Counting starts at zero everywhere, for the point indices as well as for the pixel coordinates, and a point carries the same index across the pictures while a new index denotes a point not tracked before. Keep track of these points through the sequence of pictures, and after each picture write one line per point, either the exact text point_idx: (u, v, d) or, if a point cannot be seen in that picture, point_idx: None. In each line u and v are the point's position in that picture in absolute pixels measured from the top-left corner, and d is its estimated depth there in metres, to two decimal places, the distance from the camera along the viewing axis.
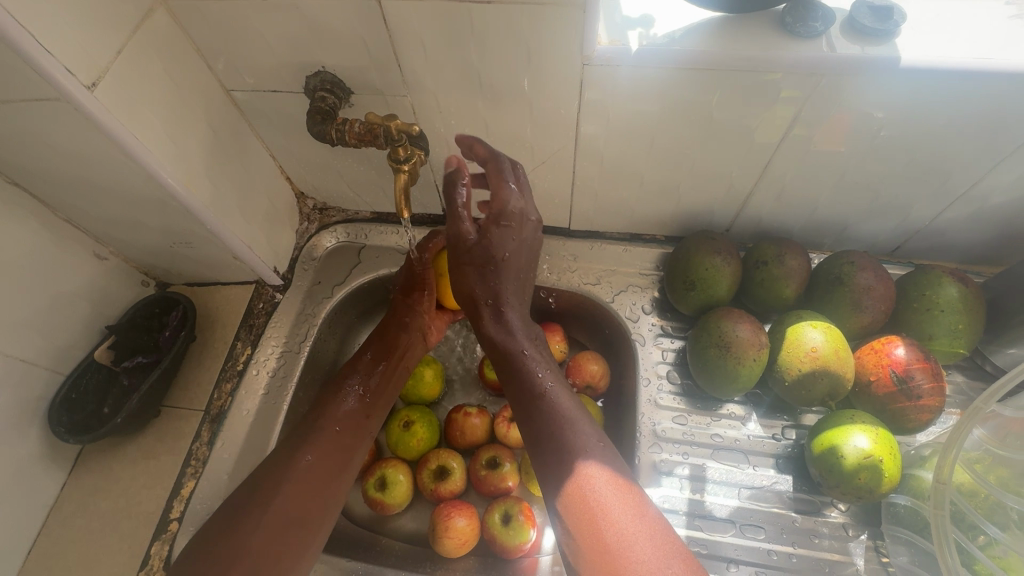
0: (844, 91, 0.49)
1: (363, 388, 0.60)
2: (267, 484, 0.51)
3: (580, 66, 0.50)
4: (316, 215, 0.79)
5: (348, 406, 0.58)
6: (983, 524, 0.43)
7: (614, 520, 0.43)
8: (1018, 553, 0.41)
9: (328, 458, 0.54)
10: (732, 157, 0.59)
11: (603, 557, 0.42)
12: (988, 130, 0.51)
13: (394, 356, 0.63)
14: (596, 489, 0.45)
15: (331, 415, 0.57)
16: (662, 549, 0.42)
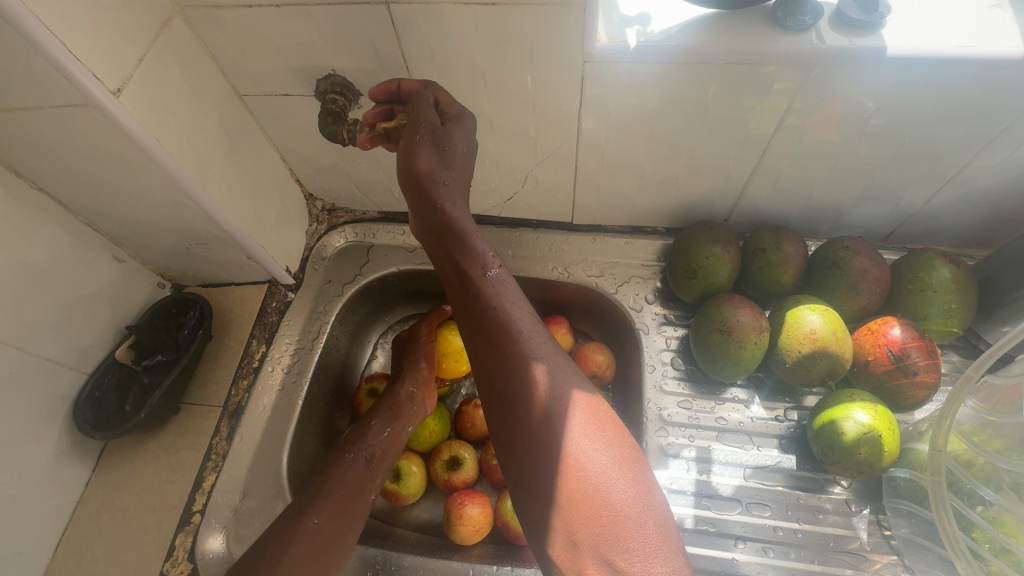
0: (835, 81, 0.52)
1: (367, 450, 0.62)
2: (275, 544, 0.51)
3: (581, 63, 0.53)
4: (324, 216, 0.81)
5: (352, 469, 0.60)
6: (980, 488, 0.45)
7: (584, 435, 0.44)
8: (1010, 511, 0.42)
9: (334, 520, 0.55)
10: (729, 148, 0.61)
11: (541, 430, 0.44)
12: (974, 115, 0.53)
13: (395, 418, 0.65)
14: (567, 402, 0.45)
15: (337, 476, 0.59)
16: (593, 421, 0.45)
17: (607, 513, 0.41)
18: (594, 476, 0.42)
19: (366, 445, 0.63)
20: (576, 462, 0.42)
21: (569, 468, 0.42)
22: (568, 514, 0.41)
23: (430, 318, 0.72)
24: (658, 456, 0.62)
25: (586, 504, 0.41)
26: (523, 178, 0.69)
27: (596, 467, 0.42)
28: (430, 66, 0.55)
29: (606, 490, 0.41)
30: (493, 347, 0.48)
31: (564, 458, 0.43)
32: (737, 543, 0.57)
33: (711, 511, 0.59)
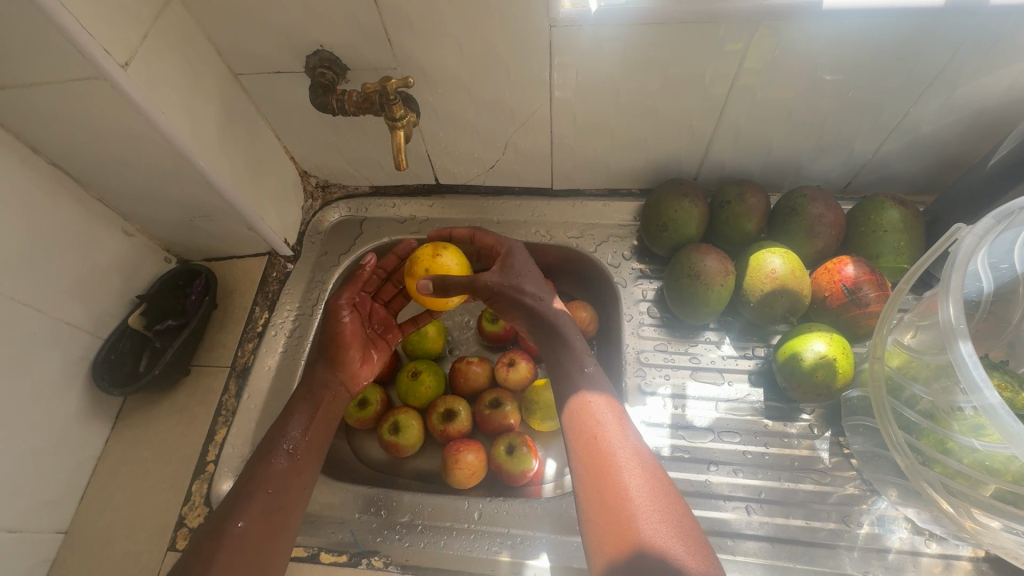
0: (781, 36, 0.56)
1: (291, 445, 0.59)
2: (200, 557, 0.50)
3: (548, 28, 0.57)
4: (318, 192, 0.85)
5: (280, 462, 0.57)
6: (910, 385, 0.49)
7: (627, 457, 0.50)
8: (932, 400, 0.47)
9: (263, 522, 0.53)
10: (691, 106, 0.66)
11: (594, 452, 0.51)
12: (909, 63, 0.58)
13: (318, 403, 0.63)
14: (612, 431, 0.52)
15: (264, 472, 0.56)
16: (631, 446, 0.51)
17: (648, 514, 0.46)
18: (636, 483, 0.48)
19: (290, 439, 0.59)
20: (625, 476, 0.49)
21: (614, 476, 0.49)
22: (612, 514, 0.47)
23: (344, 289, 0.68)
24: (636, 393, 0.67)
25: (628, 503, 0.47)
26: (503, 145, 0.74)
27: (640, 476, 0.49)
28: (411, 39, 0.60)
29: (645, 497, 0.47)
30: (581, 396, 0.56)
31: (609, 472, 0.49)
32: (710, 467, 0.62)
33: (686, 440, 0.64)
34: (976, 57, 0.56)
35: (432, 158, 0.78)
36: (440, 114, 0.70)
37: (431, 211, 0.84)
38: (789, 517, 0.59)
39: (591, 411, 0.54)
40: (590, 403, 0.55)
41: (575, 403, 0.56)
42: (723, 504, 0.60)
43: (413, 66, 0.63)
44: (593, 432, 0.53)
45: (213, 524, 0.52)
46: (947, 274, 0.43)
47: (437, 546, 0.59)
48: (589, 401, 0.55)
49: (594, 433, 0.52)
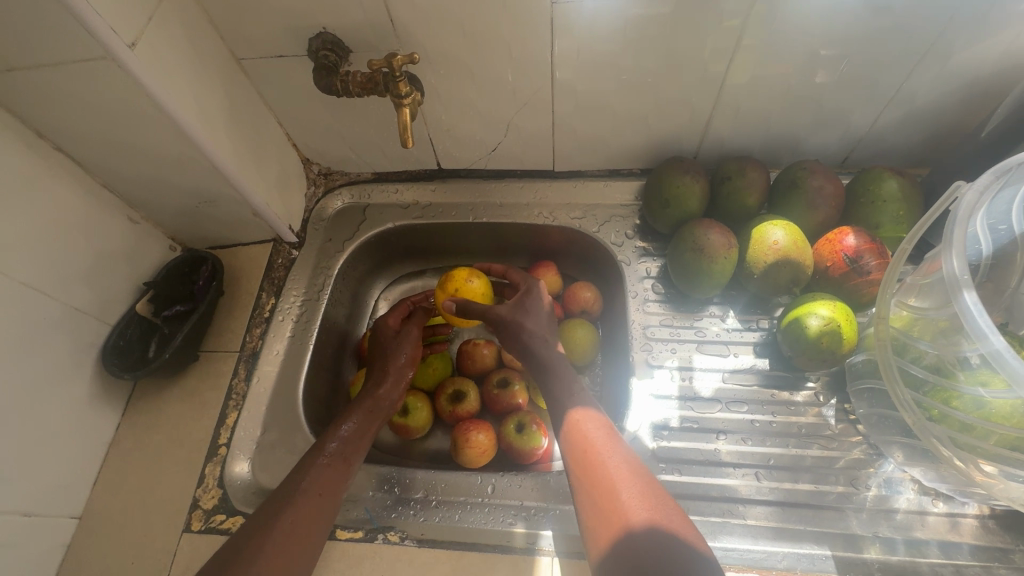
0: (779, 9, 0.57)
1: (342, 449, 0.59)
2: (250, 545, 0.49)
3: (549, 6, 0.58)
4: (321, 180, 0.86)
5: (330, 464, 0.57)
6: (917, 343, 0.50)
7: (607, 448, 0.53)
8: (940, 354, 0.48)
9: (310, 514, 0.53)
10: (692, 83, 0.66)
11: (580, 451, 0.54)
12: (905, 33, 0.59)
13: (370, 416, 0.65)
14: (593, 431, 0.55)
15: (317, 474, 0.56)
16: (609, 440, 0.55)
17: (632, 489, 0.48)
18: (623, 483, 0.49)
19: (341, 444, 0.60)
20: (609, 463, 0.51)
21: (601, 481, 0.50)
22: (599, 513, 0.48)
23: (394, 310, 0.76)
24: (643, 367, 0.68)
25: (614, 499, 0.48)
26: (505, 127, 0.75)
27: (628, 476, 0.50)
28: (413, 19, 0.60)
29: (626, 475, 0.50)
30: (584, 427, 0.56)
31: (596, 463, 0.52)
32: (719, 436, 0.63)
33: (694, 411, 0.65)
34: (971, 25, 0.57)
35: (435, 142, 0.79)
36: (443, 97, 0.71)
37: (434, 196, 0.85)
38: (797, 483, 0.60)
39: (583, 423, 0.56)
40: (582, 419, 0.57)
41: (569, 420, 0.58)
42: (733, 472, 0.61)
43: (415, 47, 0.64)
44: (582, 442, 0.54)
45: (261, 518, 0.51)
46: (953, 227, 0.43)
47: (451, 520, 0.59)
48: (580, 417, 0.57)
49: (584, 442, 0.54)
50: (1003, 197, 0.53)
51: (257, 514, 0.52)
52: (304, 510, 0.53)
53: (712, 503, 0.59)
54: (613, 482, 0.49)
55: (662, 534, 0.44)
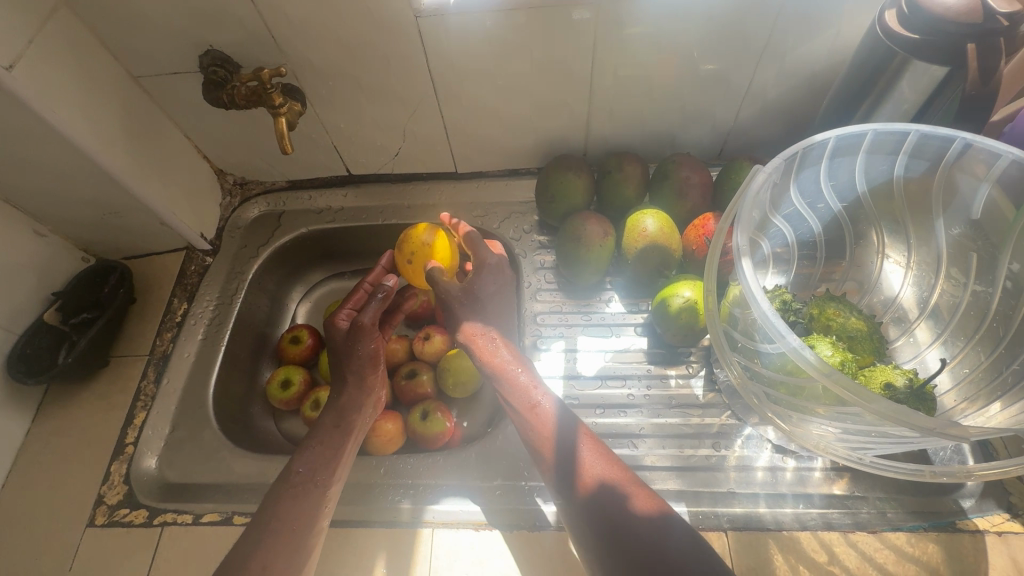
0: (622, 18, 0.63)
1: (310, 474, 0.58)
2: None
3: (413, 19, 0.63)
4: (237, 189, 0.89)
5: (309, 489, 0.57)
6: (734, 310, 0.57)
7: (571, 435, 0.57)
8: (750, 321, 0.55)
9: (286, 547, 0.53)
10: (563, 85, 0.72)
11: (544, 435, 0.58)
12: (741, 35, 0.65)
13: (346, 434, 0.61)
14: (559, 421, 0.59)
15: (293, 503, 0.56)
16: (567, 422, 0.59)
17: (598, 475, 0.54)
18: (614, 497, 0.53)
19: (309, 469, 0.58)
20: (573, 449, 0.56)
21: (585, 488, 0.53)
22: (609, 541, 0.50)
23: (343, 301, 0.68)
24: (531, 350, 0.73)
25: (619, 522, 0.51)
26: (402, 133, 0.80)
27: (621, 492, 0.53)
28: (293, 35, 0.65)
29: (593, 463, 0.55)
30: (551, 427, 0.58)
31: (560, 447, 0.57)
32: (598, 410, 0.68)
33: (575, 388, 0.69)
34: (795, 26, 0.64)
35: (339, 149, 0.83)
36: (337, 106, 0.75)
37: (346, 201, 0.89)
38: (665, 448, 0.64)
39: (567, 433, 0.57)
40: (547, 417, 0.59)
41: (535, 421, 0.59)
42: (609, 442, 0.65)
43: (300, 60, 0.69)
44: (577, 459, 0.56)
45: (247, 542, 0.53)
46: (738, 206, 0.50)
47: (343, 502, 0.63)
48: (555, 428, 0.58)
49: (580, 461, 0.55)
50: (809, 178, 0.59)
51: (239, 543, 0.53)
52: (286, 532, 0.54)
53: None
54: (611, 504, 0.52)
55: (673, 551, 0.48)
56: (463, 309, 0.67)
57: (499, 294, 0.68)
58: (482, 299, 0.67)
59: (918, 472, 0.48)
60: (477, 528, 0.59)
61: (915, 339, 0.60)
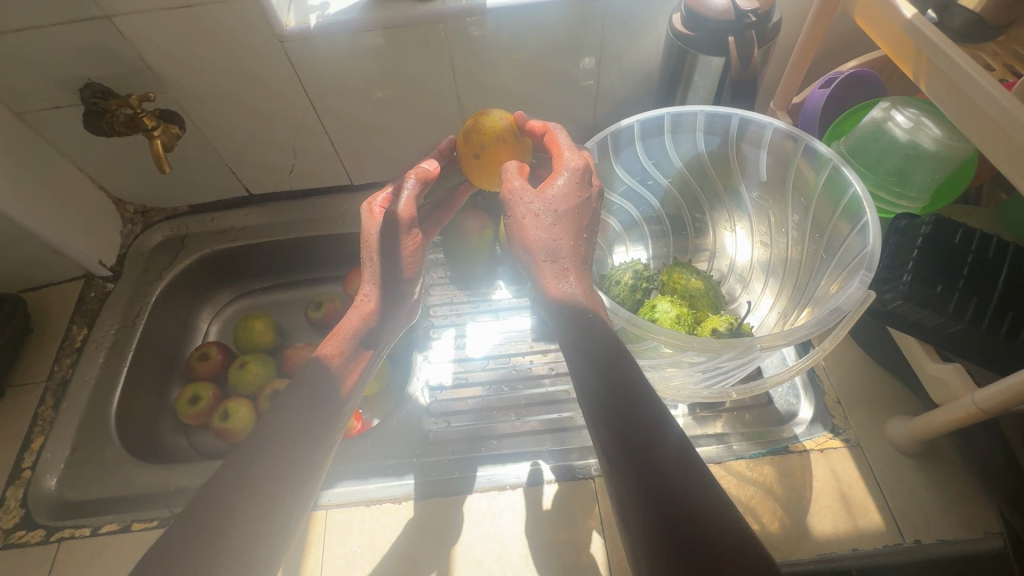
0: (471, 34, 0.71)
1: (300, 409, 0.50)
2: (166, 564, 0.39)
3: (279, 44, 0.69)
4: (138, 217, 0.92)
5: (277, 450, 0.47)
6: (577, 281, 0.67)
7: (649, 423, 0.38)
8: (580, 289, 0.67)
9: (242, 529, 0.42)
10: (433, 96, 0.79)
11: (610, 403, 0.40)
12: (579, 43, 0.74)
13: (365, 344, 0.57)
14: (638, 404, 0.39)
15: (250, 471, 0.45)
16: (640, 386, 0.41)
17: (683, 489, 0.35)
18: (713, 521, 0.33)
19: (305, 395, 0.52)
20: (650, 439, 0.37)
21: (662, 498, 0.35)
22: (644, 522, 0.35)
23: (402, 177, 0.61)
24: (424, 339, 0.78)
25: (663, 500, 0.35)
26: (292, 150, 0.85)
27: (704, 498, 0.35)
28: (168, 65, 0.70)
29: (678, 468, 0.36)
30: (626, 405, 0.39)
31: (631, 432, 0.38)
32: (486, 386, 0.73)
33: (465, 369, 0.74)
34: (624, 32, 0.73)
35: (235, 169, 0.87)
36: (224, 129, 0.80)
37: (247, 219, 0.92)
38: (545, 413, 0.70)
39: (624, 395, 0.40)
40: (622, 390, 0.40)
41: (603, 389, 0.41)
42: (496, 414, 0.70)
43: (180, 88, 0.73)
44: (617, 413, 0.39)
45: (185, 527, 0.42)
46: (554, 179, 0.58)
47: None
48: (632, 407, 0.39)
49: (624, 418, 0.38)
50: (630, 158, 0.66)
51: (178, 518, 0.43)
52: (237, 510, 0.43)
53: (471, 442, 0.68)
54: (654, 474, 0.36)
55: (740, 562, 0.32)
56: (534, 218, 0.50)
57: (581, 199, 0.52)
58: (570, 207, 0.50)
59: (721, 394, 0.58)
60: (367, 505, 0.62)
61: (753, 288, 0.66)
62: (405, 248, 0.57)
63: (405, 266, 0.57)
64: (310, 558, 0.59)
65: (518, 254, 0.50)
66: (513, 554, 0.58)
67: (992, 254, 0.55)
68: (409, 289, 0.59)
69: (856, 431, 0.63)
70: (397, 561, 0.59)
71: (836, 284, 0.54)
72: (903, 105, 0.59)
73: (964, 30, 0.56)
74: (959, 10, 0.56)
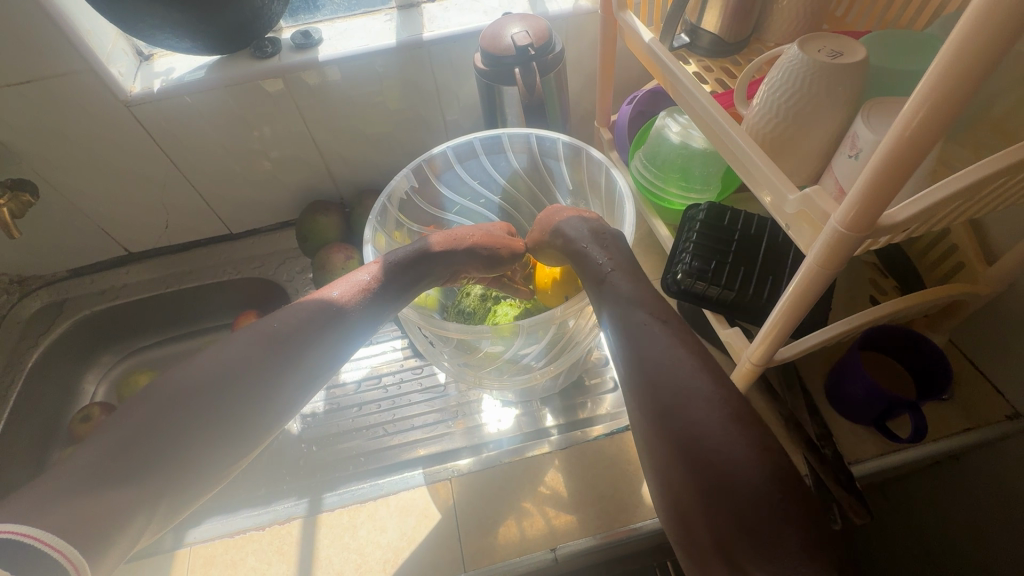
0: (311, 84, 0.78)
1: (242, 350, 0.45)
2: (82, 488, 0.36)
3: (126, 110, 0.74)
4: (15, 287, 0.92)
5: (200, 421, 0.41)
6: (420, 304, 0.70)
7: (687, 384, 0.38)
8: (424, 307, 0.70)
9: (178, 460, 0.40)
10: (290, 144, 0.85)
11: (641, 368, 0.40)
12: (413, 84, 0.82)
13: (399, 301, 0.54)
14: (681, 366, 0.38)
15: (204, 431, 0.41)
16: (675, 349, 0.40)
17: (724, 440, 0.35)
18: (753, 472, 0.34)
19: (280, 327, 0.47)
20: (686, 400, 0.37)
21: (701, 449, 0.35)
22: (654, 427, 0.38)
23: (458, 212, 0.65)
24: None
25: (679, 410, 0.37)
26: (164, 206, 0.88)
27: (740, 447, 0.34)
28: (20, 139, 0.74)
29: (720, 424, 0.35)
30: (664, 366, 0.39)
31: (667, 394, 0.38)
32: (357, 407, 0.76)
33: (338, 393, 0.78)
34: (453, 72, 0.82)
35: (108, 230, 0.90)
36: (90, 193, 0.83)
37: (129, 277, 0.94)
38: (414, 426, 0.73)
39: (654, 360, 0.39)
40: (654, 354, 0.40)
41: (637, 355, 0.40)
42: (366, 433, 0.73)
43: (36, 159, 0.77)
44: (647, 373, 0.39)
45: (87, 466, 0.37)
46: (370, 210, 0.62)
47: None
48: (668, 369, 0.38)
49: (653, 377, 0.39)
50: (454, 181, 0.71)
51: (95, 439, 0.39)
52: (169, 466, 0.39)
53: (341, 463, 0.71)
54: (687, 412, 0.36)
55: (751, 465, 0.34)
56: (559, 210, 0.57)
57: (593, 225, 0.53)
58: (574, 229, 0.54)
59: (530, 377, 0.69)
60: (232, 536, 0.64)
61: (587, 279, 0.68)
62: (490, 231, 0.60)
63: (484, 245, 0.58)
64: None
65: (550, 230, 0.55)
66: (374, 560, 0.62)
67: (754, 230, 0.64)
68: (474, 267, 0.59)
69: None
70: None
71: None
72: (678, 115, 0.68)
73: (710, 48, 0.67)
74: (703, 32, 0.66)
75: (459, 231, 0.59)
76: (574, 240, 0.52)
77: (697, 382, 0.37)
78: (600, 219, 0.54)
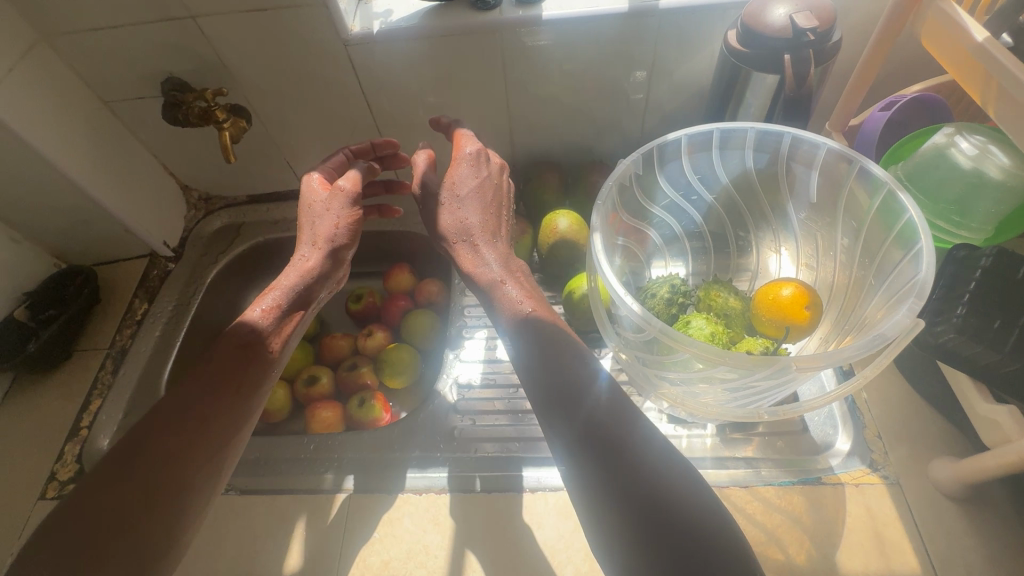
0: (523, 44, 0.73)
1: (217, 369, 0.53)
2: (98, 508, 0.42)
3: (343, 47, 0.73)
4: (202, 204, 0.98)
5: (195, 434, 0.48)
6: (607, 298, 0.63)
7: (625, 443, 0.41)
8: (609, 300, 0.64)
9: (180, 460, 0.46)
10: (482, 104, 0.81)
11: (584, 426, 0.42)
12: (629, 55, 0.74)
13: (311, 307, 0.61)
14: (613, 426, 0.42)
15: (215, 422, 0.49)
16: (611, 407, 0.44)
17: (680, 507, 0.38)
18: (705, 533, 0.37)
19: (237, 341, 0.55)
20: (626, 459, 0.40)
21: (654, 514, 0.37)
22: (606, 492, 0.39)
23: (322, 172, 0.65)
24: (457, 338, 0.79)
25: (623, 471, 0.39)
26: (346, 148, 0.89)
27: (695, 510, 0.38)
28: (240, 64, 0.75)
29: (668, 489, 0.39)
30: (598, 431, 0.42)
31: (610, 456, 0.40)
32: (513, 389, 0.73)
33: (492, 370, 0.75)
34: (676, 46, 0.73)
35: (291, 163, 0.92)
36: (286, 125, 0.85)
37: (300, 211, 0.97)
38: None
39: (598, 417, 0.43)
40: (588, 411, 0.43)
41: (574, 416, 0.43)
42: (518, 418, 0.71)
43: (249, 86, 0.79)
44: (594, 440, 0.41)
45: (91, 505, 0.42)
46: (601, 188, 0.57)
47: (274, 475, 0.68)
48: (605, 426, 0.42)
49: (603, 441, 0.41)
50: (675, 172, 0.66)
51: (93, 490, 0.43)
52: (183, 471, 0.46)
53: (491, 443, 0.68)
54: (633, 476, 0.39)
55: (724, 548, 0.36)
56: (448, 208, 0.59)
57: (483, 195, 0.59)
58: (476, 192, 0.59)
59: (751, 414, 0.57)
60: (389, 494, 0.65)
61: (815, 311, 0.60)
62: (341, 215, 0.60)
63: (338, 231, 0.60)
64: (331, 538, 0.62)
65: (437, 240, 0.60)
66: (525, 554, 0.60)
67: None
68: (347, 248, 0.61)
69: (897, 468, 0.60)
70: (413, 552, 0.61)
71: (880, 302, 0.54)
72: (970, 132, 0.57)
73: None
74: None
75: (327, 225, 0.60)
76: (472, 221, 0.58)
77: (643, 448, 0.41)
78: (483, 203, 0.59)
